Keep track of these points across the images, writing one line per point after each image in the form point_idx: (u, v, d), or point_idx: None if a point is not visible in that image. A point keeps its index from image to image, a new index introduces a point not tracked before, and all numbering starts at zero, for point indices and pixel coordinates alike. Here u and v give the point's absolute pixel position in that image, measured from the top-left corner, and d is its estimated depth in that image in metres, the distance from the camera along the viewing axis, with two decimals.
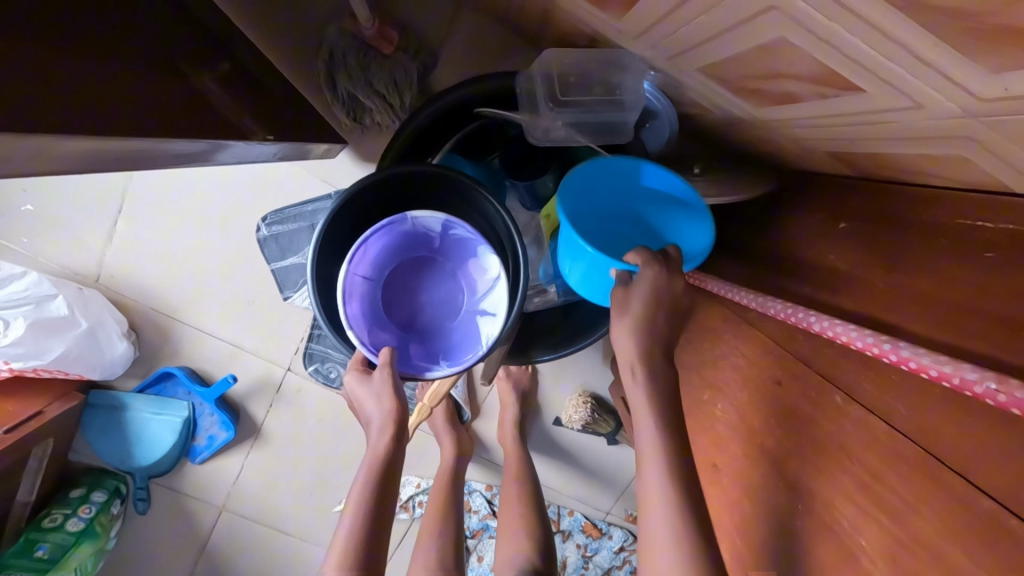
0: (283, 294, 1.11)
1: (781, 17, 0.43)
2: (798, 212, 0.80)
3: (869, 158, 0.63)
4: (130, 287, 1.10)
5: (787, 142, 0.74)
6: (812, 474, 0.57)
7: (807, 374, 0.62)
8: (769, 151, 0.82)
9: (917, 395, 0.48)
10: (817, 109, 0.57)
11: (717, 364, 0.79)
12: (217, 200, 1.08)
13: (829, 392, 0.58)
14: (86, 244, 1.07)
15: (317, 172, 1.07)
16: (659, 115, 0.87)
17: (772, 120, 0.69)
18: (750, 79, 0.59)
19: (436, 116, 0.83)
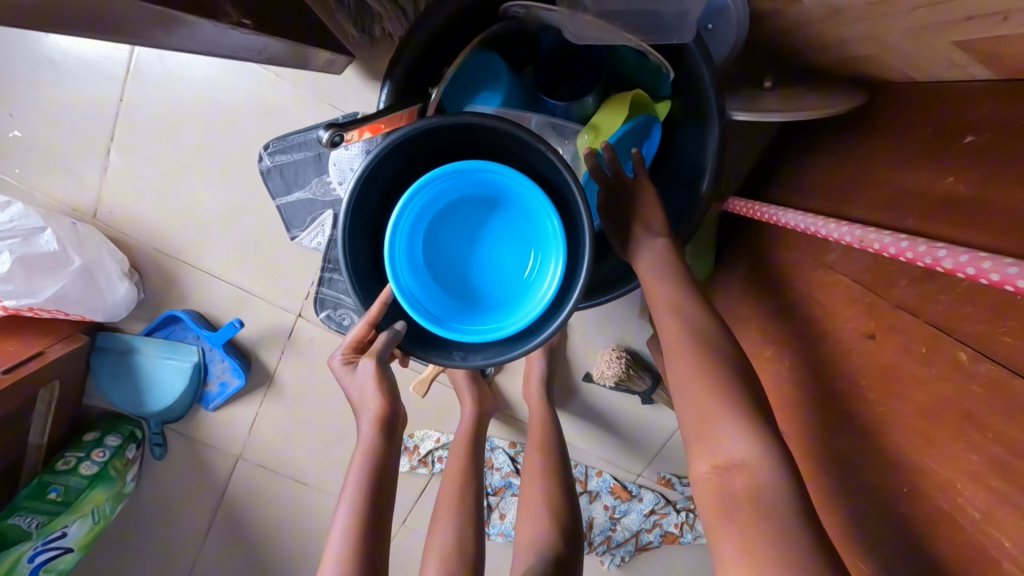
0: (289, 234, 1.02)
1: None
2: (899, 129, 0.64)
3: (1020, 47, 0.47)
4: (129, 222, 1.02)
5: (894, 37, 0.58)
6: (921, 448, 0.45)
7: (908, 325, 0.49)
8: (861, 55, 0.66)
9: None
10: None
11: (783, 314, 0.66)
12: (216, 129, 0.98)
13: (947, 347, 0.45)
14: (81, 174, 0.99)
15: (322, 95, 0.95)
16: (725, 13, 0.72)
17: (882, 1, 0.53)
18: None
19: (457, 8, 0.68)
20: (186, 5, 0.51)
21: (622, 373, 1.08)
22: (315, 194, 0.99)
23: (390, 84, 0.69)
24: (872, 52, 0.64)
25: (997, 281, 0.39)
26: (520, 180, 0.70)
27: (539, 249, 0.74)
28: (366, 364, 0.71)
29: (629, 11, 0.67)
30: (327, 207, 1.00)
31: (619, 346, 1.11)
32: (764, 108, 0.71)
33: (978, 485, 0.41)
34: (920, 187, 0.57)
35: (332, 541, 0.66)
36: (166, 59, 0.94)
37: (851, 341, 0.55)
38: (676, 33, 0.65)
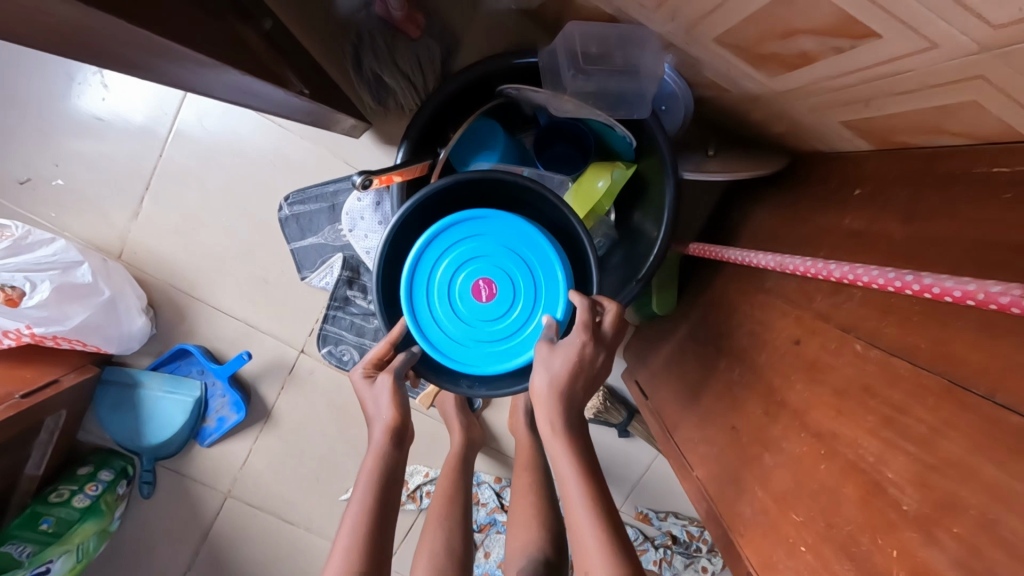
0: (300, 274, 1.13)
1: None
2: (813, 186, 0.81)
3: (883, 124, 0.64)
4: (152, 263, 1.12)
5: (801, 117, 0.76)
6: (832, 420, 0.56)
7: (825, 329, 0.62)
8: (780, 131, 0.84)
9: (931, 326, 0.48)
10: (833, 67, 0.59)
11: (734, 334, 0.79)
12: (242, 182, 1.11)
13: (850, 341, 0.57)
14: (113, 219, 1.10)
15: (340, 155, 1.10)
16: (674, 98, 0.91)
17: (787, 90, 0.71)
18: (766, 42, 0.62)
19: (466, 88, 0.86)
20: (256, 75, 0.66)
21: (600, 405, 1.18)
22: (326, 239, 1.12)
23: (406, 145, 0.85)
24: (787, 128, 0.82)
25: (869, 283, 0.52)
26: (532, 231, 0.82)
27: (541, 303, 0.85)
28: (384, 379, 0.80)
29: (601, 92, 0.84)
30: (336, 251, 1.12)
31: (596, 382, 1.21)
32: (709, 170, 0.89)
33: (872, 438, 0.50)
34: (828, 228, 0.73)
35: (339, 544, 0.71)
36: (205, 122, 1.09)
37: (784, 348, 0.67)
38: (637, 109, 0.83)
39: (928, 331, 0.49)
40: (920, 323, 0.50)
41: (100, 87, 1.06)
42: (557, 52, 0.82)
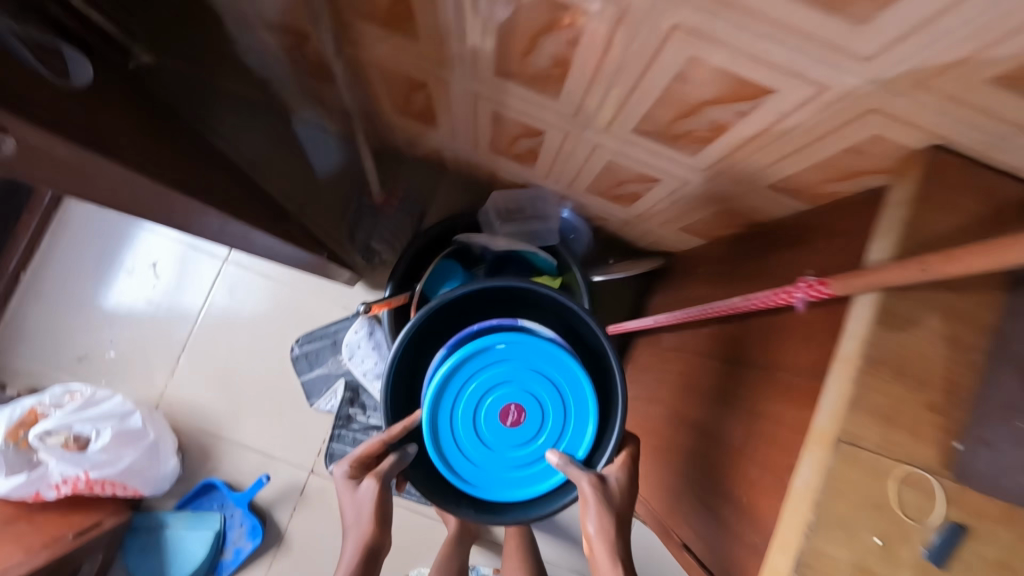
0: (309, 402, 1.36)
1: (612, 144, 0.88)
2: (686, 275, 1.19)
3: (700, 224, 1.04)
4: (183, 409, 1.34)
5: (661, 230, 1.16)
6: (713, 416, 0.84)
7: (704, 359, 0.92)
8: (655, 242, 1.24)
9: (745, 339, 0.81)
10: (658, 196, 0.99)
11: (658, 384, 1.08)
12: (261, 334, 1.38)
13: (714, 363, 0.88)
14: (154, 377, 1.34)
15: (340, 302, 1.40)
16: (577, 229, 1.29)
17: (643, 216, 1.12)
18: (615, 186, 1.03)
19: (428, 241, 1.24)
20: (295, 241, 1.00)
21: None
22: (331, 368, 1.37)
23: (391, 283, 1.20)
24: (658, 240, 1.21)
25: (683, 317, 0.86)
26: (553, 350, 0.90)
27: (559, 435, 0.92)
28: (368, 483, 0.88)
29: (521, 231, 1.24)
30: (340, 378, 1.37)
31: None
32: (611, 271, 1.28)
33: (731, 416, 0.78)
34: (696, 296, 1.08)
35: None
36: (231, 292, 1.39)
37: (687, 382, 0.97)
38: (547, 239, 1.24)
39: (743, 342, 0.81)
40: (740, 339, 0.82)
41: (152, 275, 1.37)
42: (488, 211, 1.23)
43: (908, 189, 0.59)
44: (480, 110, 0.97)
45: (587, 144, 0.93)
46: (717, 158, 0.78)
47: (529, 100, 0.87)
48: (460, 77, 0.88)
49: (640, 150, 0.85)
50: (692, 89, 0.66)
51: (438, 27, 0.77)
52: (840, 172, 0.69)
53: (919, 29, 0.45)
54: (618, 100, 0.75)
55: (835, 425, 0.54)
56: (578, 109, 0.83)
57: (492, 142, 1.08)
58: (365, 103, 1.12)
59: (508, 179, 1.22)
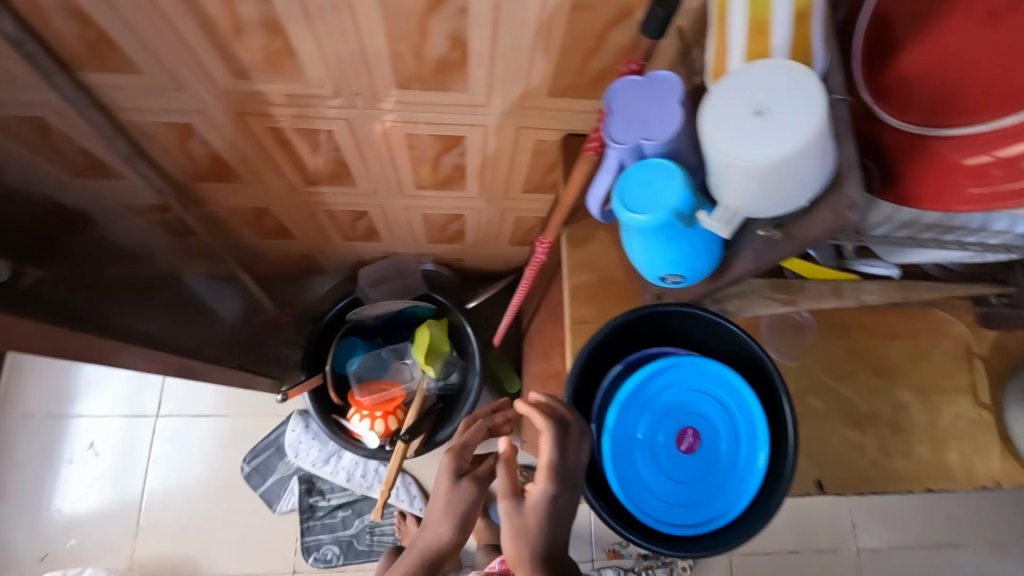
0: (273, 508, 1.46)
1: (414, 203, 1.08)
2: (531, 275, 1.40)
3: (517, 231, 1.26)
4: (157, 566, 1.41)
5: (500, 248, 1.38)
6: (556, 385, 1.01)
7: (545, 338, 1.11)
8: (504, 258, 1.46)
9: (554, 318, 1.00)
10: (475, 222, 1.20)
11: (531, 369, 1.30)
12: (210, 467, 1.48)
13: (549, 341, 1.07)
14: (121, 547, 1.42)
15: (270, 411, 1.52)
16: (439, 275, 1.52)
17: (480, 242, 1.33)
18: (445, 227, 1.23)
19: (325, 329, 1.38)
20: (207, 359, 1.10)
21: None
22: (283, 472, 1.48)
23: (304, 370, 1.34)
24: (503, 257, 1.45)
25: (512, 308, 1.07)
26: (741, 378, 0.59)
27: (743, 468, 0.58)
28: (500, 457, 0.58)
29: (395, 292, 1.43)
30: (292, 476, 1.48)
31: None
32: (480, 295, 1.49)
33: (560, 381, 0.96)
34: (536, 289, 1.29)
35: None
36: (170, 441, 1.49)
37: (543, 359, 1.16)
38: (417, 290, 1.45)
39: (555, 319, 1.00)
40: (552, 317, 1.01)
41: (94, 456, 1.48)
42: (362, 286, 1.41)
43: (564, 167, 0.82)
44: (315, 212, 1.13)
45: (400, 210, 1.12)
46: (476, 187, 1.01)
47: (342, 198, 1.05)
48: (283, 195, 1.04)
49: (429, 201, 1.07)
50: (426, 154, 0.88)
51: (250, 167, 0.92)
52: (549, 167, 0.92)
53: (500, 83, 0.69)
54: (389, 175, 0.96)
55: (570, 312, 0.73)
56: (378, 189, 1.02)
57: (341, 232, 1.24)
58: (232, 240, 1.25)
59: (369, 254, 1.41)
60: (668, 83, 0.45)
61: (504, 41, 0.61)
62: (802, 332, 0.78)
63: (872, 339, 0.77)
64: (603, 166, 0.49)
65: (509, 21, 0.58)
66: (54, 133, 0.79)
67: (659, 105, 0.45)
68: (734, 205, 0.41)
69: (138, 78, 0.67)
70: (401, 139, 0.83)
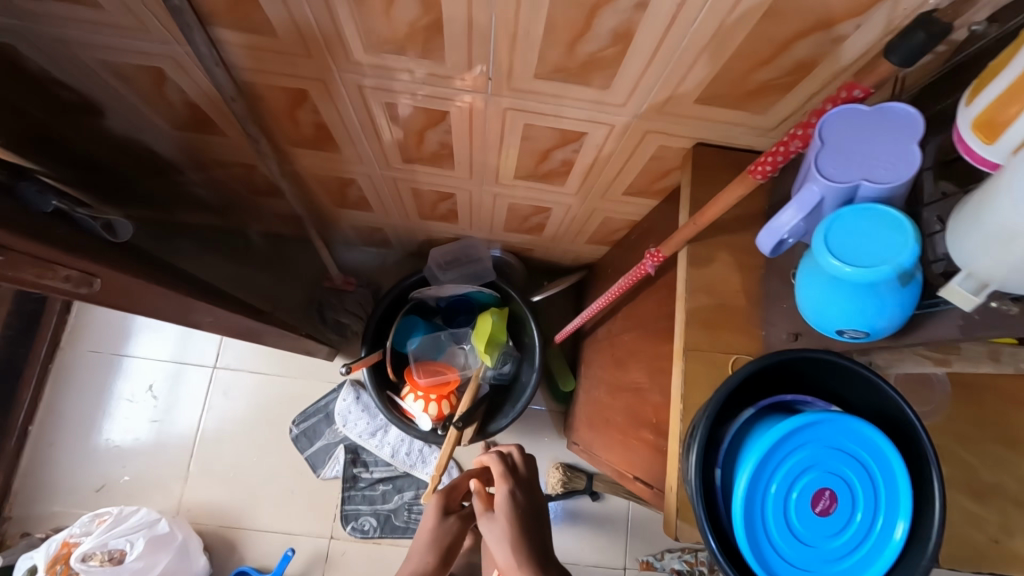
0: (316, 473, 1.48)
1: (503, 193, 1.05)
2: (602, 276, 1.36)
3: (599, 231, 1.21)
4: (203, 514, 1.44)
5: (575, 245, 1.33)
6: (631, 398, 0.97)
7: (620, 346, 1.07)
8: (575, 255, 1.41)
9: (639, 330, 0.96)
10: (559, 218, 1.16)
11: (595, 374, 1.26)
12: (261, 424, 1.50)
13: (626, 351, 1.03)
14: (170, 490, 1.44)
15: (323, 377, 1.53)
16: (507, 262, 1.49)
17: (557, 236, 1.29)
18: (526, 219, 1.19)
19: (389, 304, 1.36)
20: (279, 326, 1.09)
21: (563, 477, 1.48)
22: (329, 439, 1.49)
23: (365, 345, 1.32)
24: (575, 252, 1.41)
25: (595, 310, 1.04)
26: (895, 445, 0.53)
27: (877, 539, 0.53)
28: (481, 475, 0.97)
29: (463, 276, 1.40)
30: (338, 445, 1.49)
31: (558, 462, 1.53)
32: (546, 289, 1.45)
33: (639, 396, 0.93)
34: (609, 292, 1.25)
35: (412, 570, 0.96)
36: (226, 394, 1.51)
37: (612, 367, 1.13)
38: (485, 276, 1.41)
39: (639, 330, 0.96)
40: (637, 328, 0.97)
41: (152, 398, 1.50)
42: (431, 266, 1.38)
43: (687, 178, 0.76)
44: (400, 189, 1.10)
45: (486, 198, 1.09)
46: (575, 185, 0.96)
47: (434, 178, 1.02)
48: (375, 170, 1.01)
49: (521, 191, 1.03)
50: (537, 146, 0.83)
51: (351, 139, 0.89)
52: (660, 174, 0.87)
53: (647, 85, 0.63)
54: (491, 162, 0.92)
55: (683, 340, 0.68)
56: (473, 175, 0.98)
57: (420, 211, 1.21)
58: (310, 206, 1.24)
59: (440, 235, 1.39)
60: (908, 122, 0.46)
61: (671, 42, 0.56)
62: (927, 389, 0.72)
63: (1007, 405, 0.71)
64: (801, 199, 0.50)
65: (686, 21, 0.52)
66: (169, 84, 0.78)
67: (893, 141, 0.47)
68: (983, 273, 0.42)
69: (272, 41, 0.64)
70: (518, 130, 0.79)
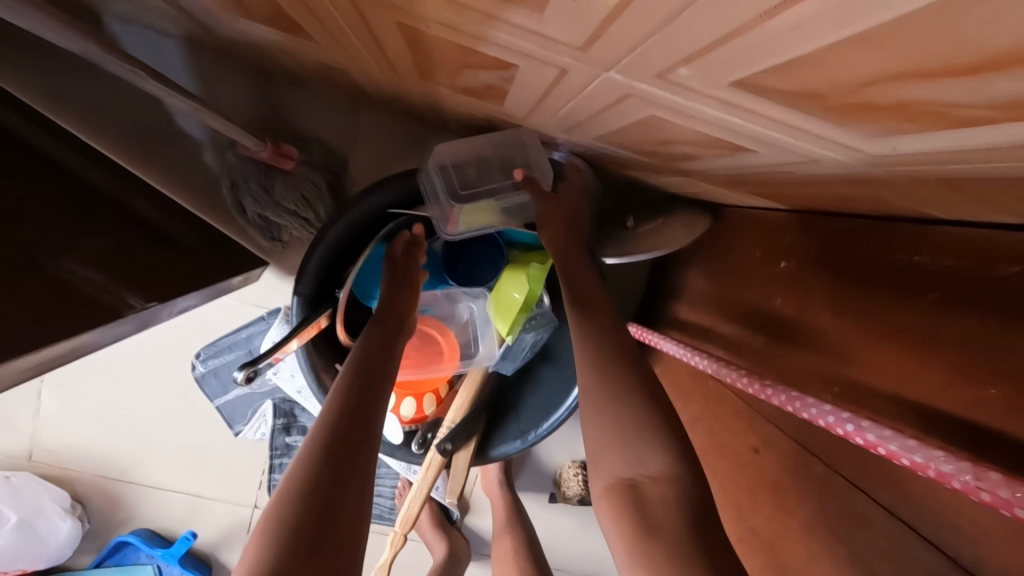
0: (232, 430, 1.02)
1: (640, 101, 0.39)
2: (739, 249, 0.75)
3: (793, 197, 0.58)
4: (68, 457, 1.01)
5: (710, 186, 0.70)
6: None
7: (794, 454, 0.54)
8: (696, 192, 0.78)
9: (899, 505, 0.42)
10: (729, 164, 0.51)
11: (692, 426, 0.73)
12: (147, 349, 0.98)
13: (817, 491, 0.50)
14: (16, 421, 0.99)
15: (243, 297, 0.97)
16: (578, 181, 0.80)
17: (692, 173, 0.64)
18: (649, 145, 0.54)
19: (350, 228, 0.74)
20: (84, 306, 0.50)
21: (585, 490, 1.06)
22: (252, 388, 0.99)
23: (299, 297, 0.73)
24: (700, 189, 0.76)
25: (808, 418, 0.45)
26: None
27: None
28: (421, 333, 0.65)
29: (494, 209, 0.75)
30: (265, 398, 1.00)
31: (577, 462, 1.09)
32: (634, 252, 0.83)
33: None
34: (763, 304, 0.66)
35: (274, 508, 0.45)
36: None
37: (744, 457, 0.61)
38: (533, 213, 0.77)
39: (905, 511, 0.41)
40: (890, 495, 0.43)
41: None
42: (434, 181, 0.72)
43: None
44: (371, 20, 0.41)
45: (584, 96, 0.43)
46: (923, 149, 0.30)
47: (467, 19, 0.33)
48: None
49: (715, 110, 0.35)
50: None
51: None
52: None
53: None
54: (700, 27, 0.24)
55: None
56: (598, 42, 0.30)
57: (420, 70, 0.53)
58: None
59: (457, 110, 0.71)
60: None
61: None
62: None
63: None
64: None
65: None
66: None
67: None
68: None
69: None
70: None
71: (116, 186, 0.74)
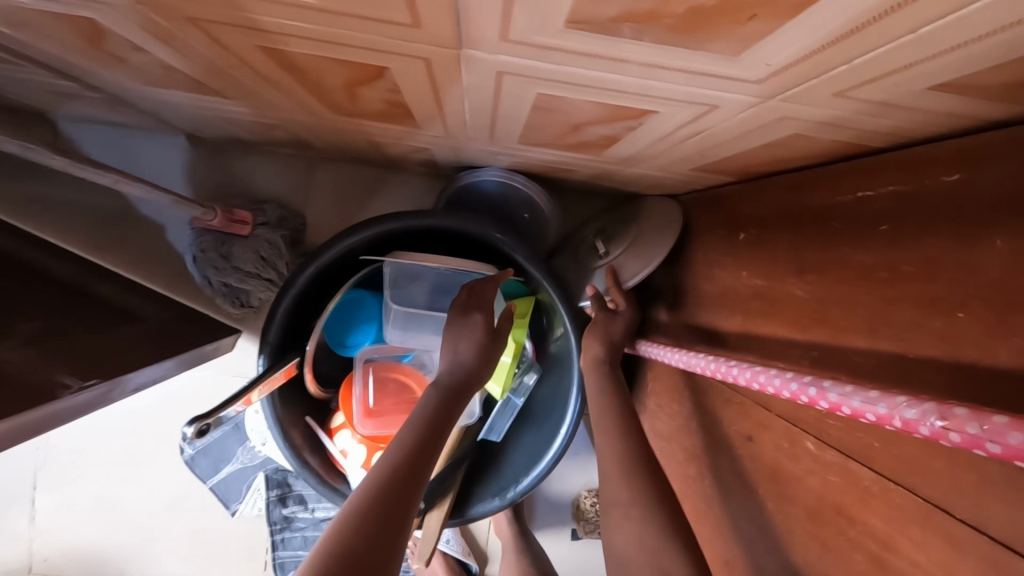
0: (229, 509, 0.98)
1: (518, 80, 0.38)
2: (702, 234, 0.72)
3: (728, 164, 0.55)
4: (69, 563, 0.98)
5: (655, 174, 0.68)
6: None
7: (784, 433, 0.48)
8: (648, 184, 0.76)
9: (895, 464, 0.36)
10: (647, 138, 0.49)
11: (688, 427, 0.68)
12: (136, 438, 0.97)
13: (815, 467, 0.45)
14: (14, 533, 0.97)
15: (222, 369, 0.96)
16: (533, 202, 0.81)
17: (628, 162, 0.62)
18: (565, 136, 0.53)
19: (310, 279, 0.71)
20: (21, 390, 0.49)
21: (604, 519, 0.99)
22: (244, 462, 0.96)
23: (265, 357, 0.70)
24: (650, 181, 0.74)
25: (772, 391, 0.40)
26: None
27: None
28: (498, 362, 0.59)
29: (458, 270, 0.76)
30: (258, 470, 0.97)
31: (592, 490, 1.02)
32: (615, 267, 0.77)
33: None
34: (730, 282, 0.63)
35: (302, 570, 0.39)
36: None
37: (739, 446, 0.56)
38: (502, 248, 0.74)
39: (903, 469, 0.36)
40: (884, 453, 0.38)
41: None
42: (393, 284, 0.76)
43: None
44: (248, 56, 0.42)
45: (473, 90, 0.42)
46: (795, 55, 0.27)
47: (309, 23, 0.32)
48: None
49: (586, 69, 0.33)
50: None
51: None
52: None
53: None
54: None
55: None
56: (428, 15, 0.28)
57: (328, 105, 0.53)
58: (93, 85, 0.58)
59: (392, 145, 0.72)
60: None
61: None
62: None
63: None
64: None
65: None
66: None
67: None
68: None
69: None
70: None
71: (76, 276, 0.76)
